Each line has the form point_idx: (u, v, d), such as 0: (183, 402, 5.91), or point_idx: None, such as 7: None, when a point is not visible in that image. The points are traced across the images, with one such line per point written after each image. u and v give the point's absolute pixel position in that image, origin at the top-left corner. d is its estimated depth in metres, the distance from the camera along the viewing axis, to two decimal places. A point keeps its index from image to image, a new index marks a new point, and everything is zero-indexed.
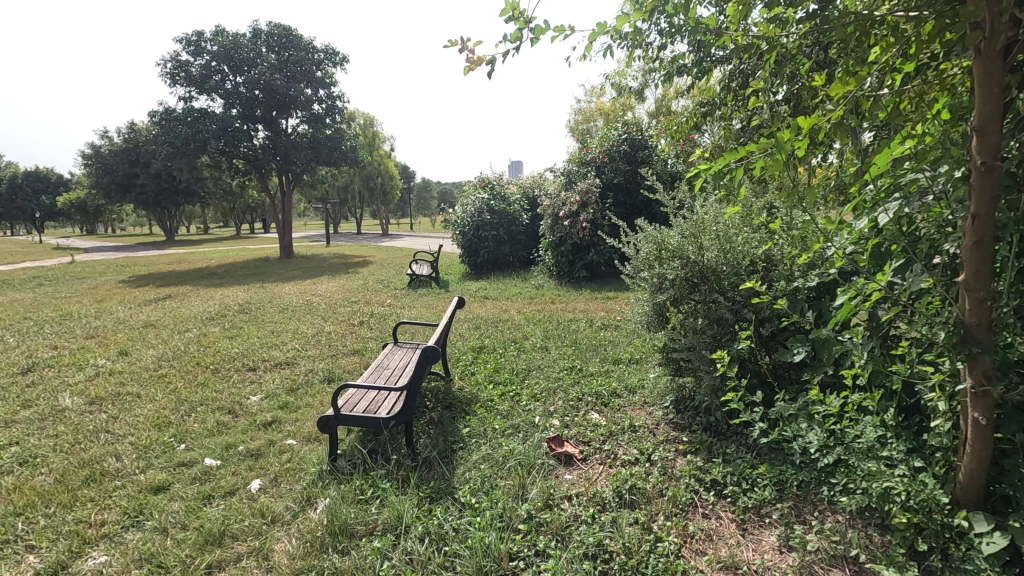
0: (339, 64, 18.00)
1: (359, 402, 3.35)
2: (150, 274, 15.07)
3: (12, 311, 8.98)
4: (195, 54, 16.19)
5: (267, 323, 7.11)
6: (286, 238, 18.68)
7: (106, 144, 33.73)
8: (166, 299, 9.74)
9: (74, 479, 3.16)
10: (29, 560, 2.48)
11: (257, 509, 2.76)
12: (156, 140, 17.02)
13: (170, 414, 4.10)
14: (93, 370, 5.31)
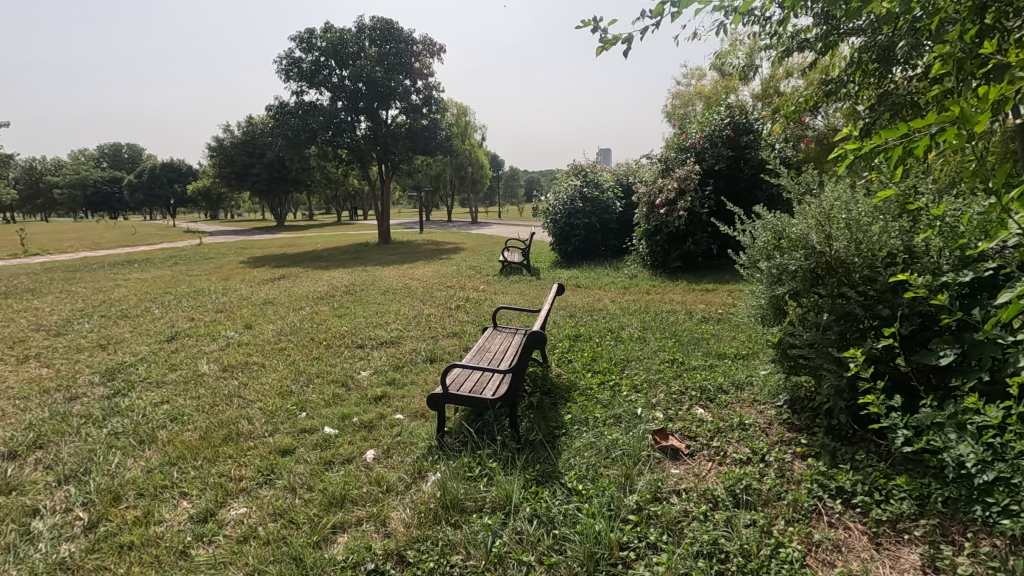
0: (436, 54, 18.39)
1: (465, 383, 3.45)
2: (265, 256, 16.42)
3: (156, 286, 10.14)
4: (307, 51, 17.27)
5: (371, 304, 7.50)
6: (383, 225, 19.56)
7: (228, 137, 37.08)
8: (281, 279, 10.58)
9: (216, 436, 3.52)
10: (183, 505, 2.79)
11: (373, 477, 2.93)
12: (271, 132, 18.44)
13: (291, 384, 4.45)
14: (224, 340, 5.88)
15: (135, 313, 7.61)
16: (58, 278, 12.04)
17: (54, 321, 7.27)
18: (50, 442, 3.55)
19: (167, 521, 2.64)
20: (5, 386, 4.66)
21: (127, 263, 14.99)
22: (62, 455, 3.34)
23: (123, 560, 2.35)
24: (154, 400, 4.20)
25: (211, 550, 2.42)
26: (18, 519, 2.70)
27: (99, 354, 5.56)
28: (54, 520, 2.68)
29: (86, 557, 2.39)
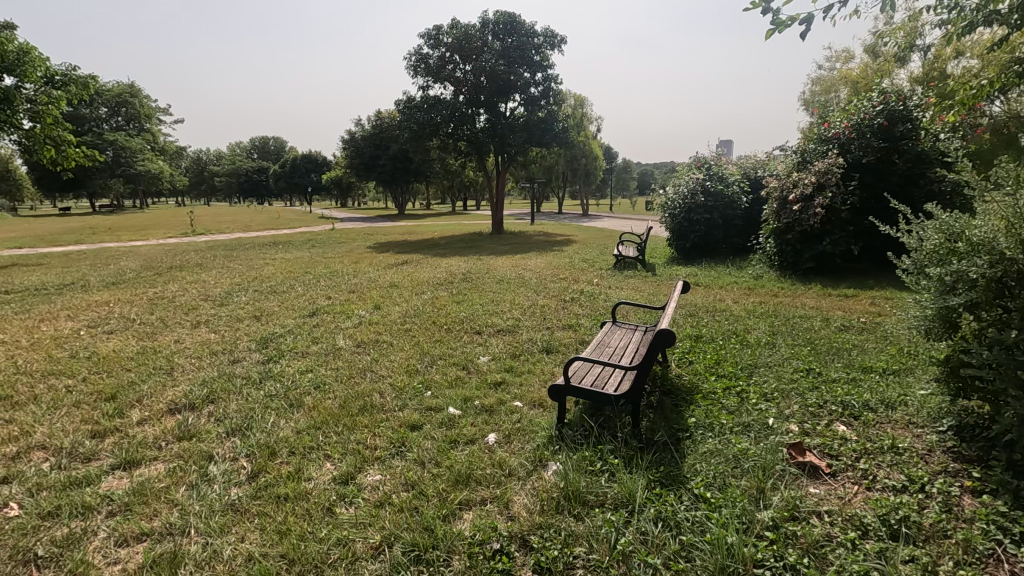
0: (557, 46, 18.35)
1: (586, 376, 3.43)
2: (388, 242, 17.55)
3: (298, 266, 11.24)
4: (434, 47, 18.10)
5: (487, 293, 7.72)
6: (497, 215, 20.04)
7: (359, 130, 40.02)
8: (404, 264, 11.25)
9: (353, 406, 3.83)
10: (327, 466, 3.07)
11: (496, 460, 3.02)
12: (399, 126, 19.63)
13: (417, 363, 4.73)
14: (357, 318, 6.38)
15: (282, 289, 8.49)
16: (219, 255, 13.75)
17: (219, 293, 8.32)
18: (220, 398, 4.08)
19: (315, 479, 2.93)
20: (184, 347, 5.42)
21: (273, 244, 16.74)
22: (230, 411, 3.82)
23: (280, 508, 2.64)
24: (300, 368, 4.67)
25: (352, 511, 2.63)
26: (198, 462, 3.13)
27: (254, 324, 6.28)
28: (226, 466, 3.07)
29: (251, 501, 2.71)
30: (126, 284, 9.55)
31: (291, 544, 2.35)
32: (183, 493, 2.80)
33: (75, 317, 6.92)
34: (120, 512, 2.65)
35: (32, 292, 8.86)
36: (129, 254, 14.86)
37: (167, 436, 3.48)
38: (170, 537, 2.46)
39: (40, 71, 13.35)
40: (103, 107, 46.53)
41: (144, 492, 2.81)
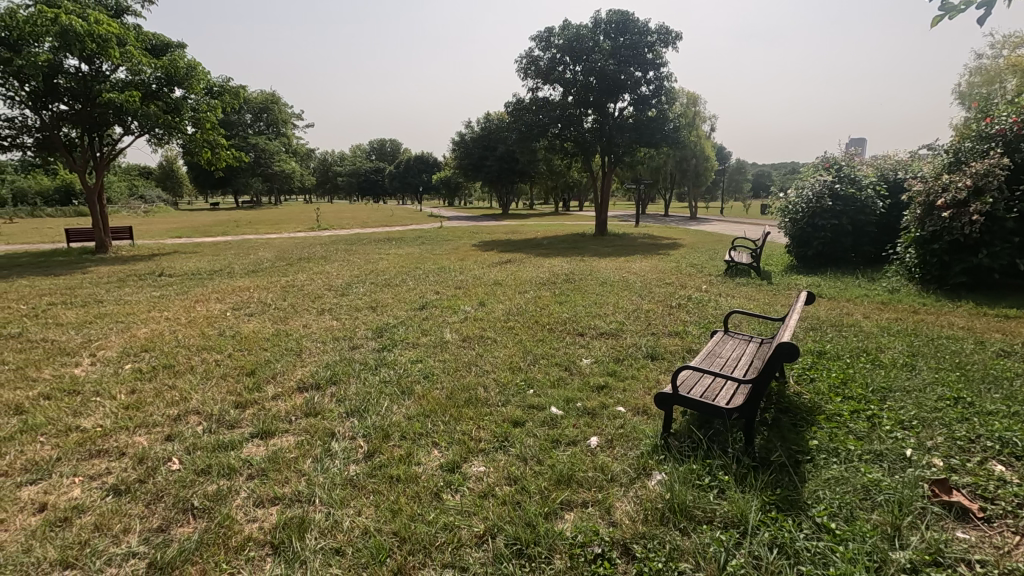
0: (671, 43, 17.70)
1: (696, 387, 3.29)
2: (492, 241, 18.04)
3: (409, 262, 11.89)
4: (544, 49, 18.32)
5: (590, 294, 7.66)
6: (601, 216, 19.81)
7: (469, 132, 41.50)
8: (507, 263, 11.48)
9: (460, 397, 3.99)
10: (435, 453, 3.22)
11: (598, 464, 2.99)
12: (508, 127, 20.07)
13: (520, 360, 4.81)
14: (463, 314, 6.62)
15: (395, 283, 9.04)
16: (341, 249, 14.92)
17: (340, 284, 9.03)
18: (340, 381, 4.43)
19: (424, 464, 3.08)
20: (311, 331, 5.95)
21: (387, 240, 17.84)
22: (349, 393, 4.13)
23: (392, 489, 2.81)
24: (411, 358, 4.94)
25: (458, 498, 2.74)
26: (321, 437, 3.42)
27: (371, 314, 6.74)
28: (345, 444, 3.32)
29: (368, 479, 2.91)
30: (263, 272, 10.67)
31: (403, 523, 2.49)
32: (310, 465, 3.08)
33: (223, 299, 7.87)
34: (258, 476, 2.97)
35: (189, 276, 10.18)
36: (266, 246, 16.56)
37: (296, 411, 3.84)
38: (298, 503, 2.71)
39: (203, 83, 15.27)
40: (249, 114, 52.23)
41: (278, 460, 3.12)
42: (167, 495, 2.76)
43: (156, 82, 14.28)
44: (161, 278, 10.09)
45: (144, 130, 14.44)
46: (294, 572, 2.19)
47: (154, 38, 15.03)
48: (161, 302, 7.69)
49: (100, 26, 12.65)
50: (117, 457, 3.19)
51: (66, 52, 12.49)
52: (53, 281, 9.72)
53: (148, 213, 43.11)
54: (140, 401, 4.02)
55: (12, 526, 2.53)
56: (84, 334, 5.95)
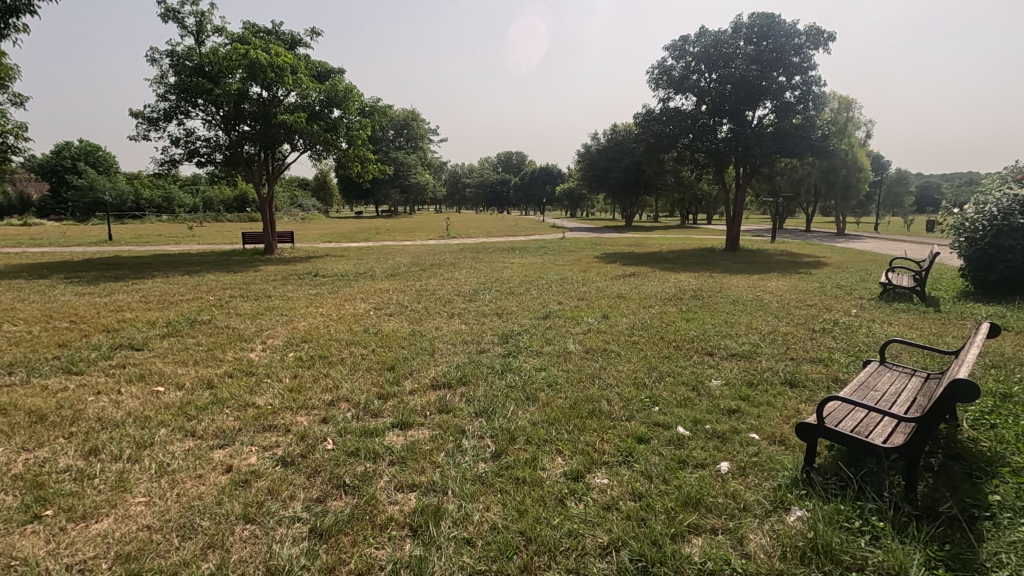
0: (823, 44, 16.28)
1: (845, 420, 3.01)
2: (614, 253, 17.87)
3: (533, 271, 12.18)
4: (678, 58, 17.85)
5: (720, 312, 7.29)
6: (733, 230, 18.72)
7: (596, 144, 41.66)
8: (631, 276, 11.30)
9: (583, 408, 4.02)
10: (559, 460, 3.29)
11: (729, 491, 2.85)
12: (636, 138, 19.78)
13: (644, 376, 4.72)
14: (586, 325, 6.65)
15: (519, 291, 9.32)
16: (469, 257, 15.72)
17: (468, 290, 9.51)
18: (469, 382, 4.67)
19: (549, 469, 3.16)
20: (442, 333, 6.35)
21: (512, 250, 18.41)
22: (477, 394, 4.36)
23: (519, 489, 2.92)
24: (535, 365, 5.07)
25: (581, 507, 2.77)
26: (453, 434, 3.64)
27: (497, 321, 7.03)
28: (474, 442, 3.51)
29: (495, 478, 3.05)
30: (400, 276, 11.56)
31: (529, 524, 2.58)
32: (443, 458, 3.29)
33: (367, 299, 8.68)
34: (398, 463, 3.25)
35: (339, 277, 11.35)
36: (402, 252, 17.93)
37: (431, 406, 4.14)
38: (433, 492, 2.92)
39: (357, 104, 16.98)
40: (392, 130, 56.85)
41: (415, 450, 3.38)
42: (324, 471, 3.12)
43: (319, 104, 16.13)
44: (317, 278, 11.37)
45: (308, 146, 16.38)
46: (431, 555, 2.37)
47: (321, 65, 17.05)
48: (317, 300, 8.66)
49: (279, 58, 14.63)
50: (284, 432, 3.67)
51: (252, 81, 14.61)
52: (233, 277, 11.36)
53: (306, 219, 48.64)
54: (301, 385, 4.59)
55: (207, 480, 3.02)
56: (257, 324, 6.90)
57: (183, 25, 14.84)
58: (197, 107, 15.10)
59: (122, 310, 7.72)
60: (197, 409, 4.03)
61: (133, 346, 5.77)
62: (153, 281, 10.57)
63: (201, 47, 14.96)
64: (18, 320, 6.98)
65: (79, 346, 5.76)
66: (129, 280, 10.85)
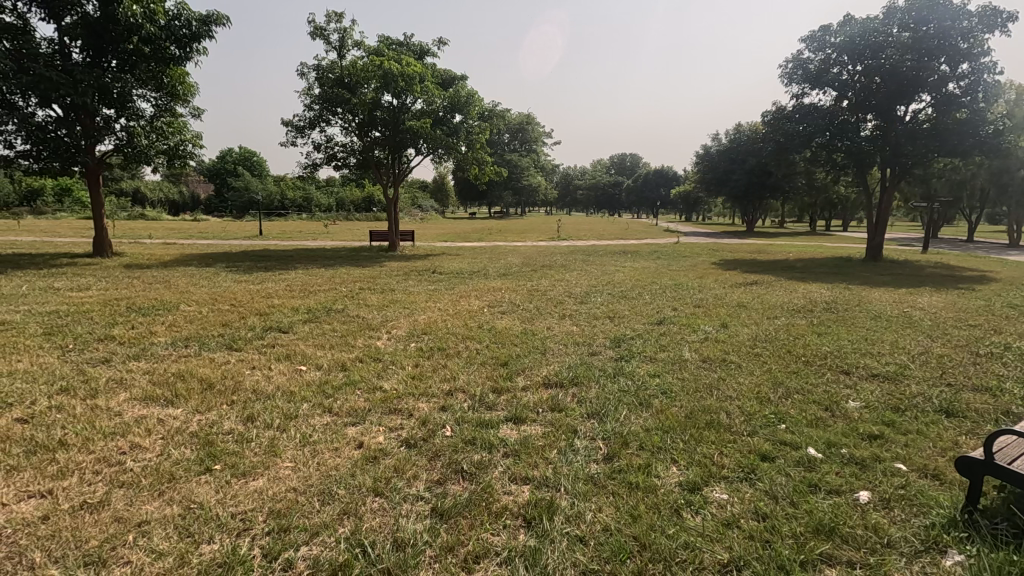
0: (1001, 26, 14.06)
1: (1020, 458, 2.60)
2: (734, 259, 16.88)
3: (646, 276, 11.84)
4: (817, 50, 16.47)
5: (859, 328, 6.61)
6: (875, 238, 16.85)
7: (718, 145, 39.75)
8: (754, 284, 10.61)
9: (701, 419, 3.86)
10: (674, 469, 3.18)
11: (870, 523, 2.59)
12: (765, 138, 18.57)
13: (768, 391, 4.41)
14: (704, 334, 6.35)
15: (632, 295, 9.14)
16: (579, 259, 15.68)
17: (580, 292, 9.49)
18: (582, 383, 4.68)
19: (664, 477, 3.07)
20: (554, 333, 6.41)
21: (624, 253, 18.06)
22: (590, 396, 4.35)
23: (632, 494, 2.87)
24: (649, 371, 4.95)
25: (698, 520, 2.66)
26: (565, 433, 3.67)
27: (609, 324, 6.96)
28: (586, 443, 3.51)
29: (608, 480, 3.03)
30: (512, 276, 11.81)
31: (643, 530, 2.53)
32: (555, 455, 3.33)
33: (481, 297, 8.99)
34: (512, 455, 3.34)
35: (456, 274, 11.88)
36: (514, 252, 18.33)
37: (543, 404, 4.20)
38: (547, 488, 2.97)
39: (478, 109, 17.65)
40: (507, 133, 58.23)
41: (528, 445, 3.46)
42: (443, 456, 3.30)
43: (443, 110, 16.98)
44: (435, 274, 11.99)
45: (431, 151, 17.31)
46: (545, 547, 2.42)
47: (447, 73, 17.98)
48: (435, 295, 9.12)
49: (409, 67, 15.64)
50: (407, 416, 3.93)
51: (384, 90, 15.77)
52: (362, 271, 12.30)
53: (424, 219, 51.52)
54: (422, 374, 4.88)
55: (341, 454, 3.33)
56: (382, 315, 7.44)
57: (328, 41, 16.39)
58: (337, 115, 16.59)
59: (271, 296, 8.71)
60: (333, 388, 4.46)
61: (281, 329, 6.50)
62: (295, 272, 11.76)
63: (342, 60, 16.42)
64: (192, 301, 8.12)
65: (238, 327, 6.58)
66: (276, 270, 12.17)
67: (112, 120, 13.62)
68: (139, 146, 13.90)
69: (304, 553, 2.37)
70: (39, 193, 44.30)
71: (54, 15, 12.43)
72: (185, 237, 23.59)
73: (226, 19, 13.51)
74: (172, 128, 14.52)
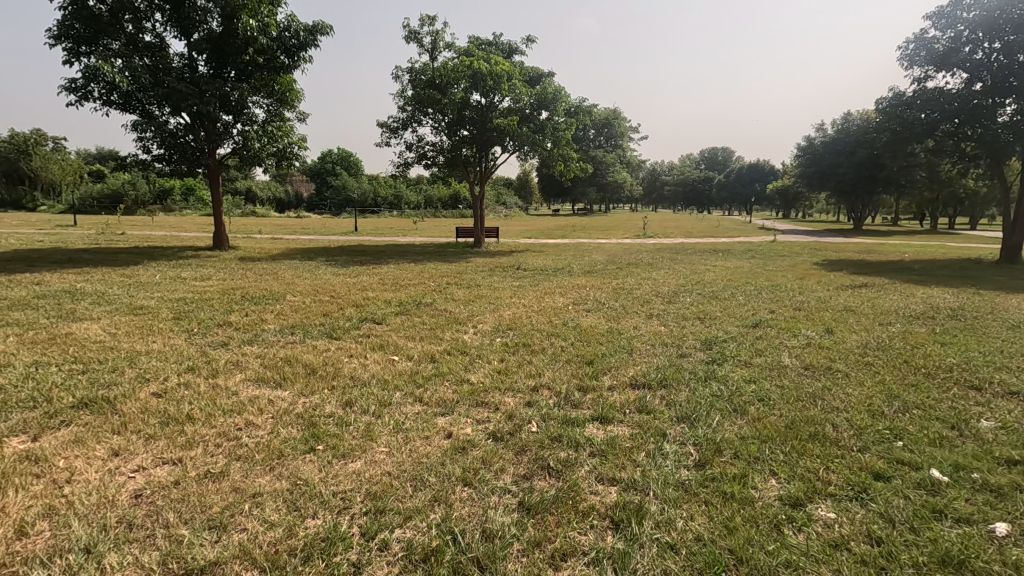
0: None
1: None
2: (840, 260, 15.62)
3: (739, 276, 11.26)
4: (945, 28, 14.76)
5: (991, 338, 5.88)
6: (1013, 238, 14.90)
7: (822, 137, 36.97)
8: (863, 287, 9.76)
9: (803, 430, 3.60)
10: (773, 481, 2.99)
11: (1009, 559, 2.29)
12: (879, 127, 16.99)
13: (882, 405, 4.03)
14: (805, 339, 5.93)
15: (724, 296, 8.73)
16: (666, 257, 15.20)
17: (667, 291, 9.20)
18: (671, 385, 4.53)
19: (762, 490, 2.89)
20: (641, 333, 6.26)
21: (715, 252, 17.29)
22: (679, 399, 4.20)
23: (727, 505, 2.73)
24: (743, 377, 4.69)
25: (802, 539, 2.48)
26: (654, 436, 3.57)
27: (700, 325, 6.69)
28: (676, 448, 3.39)
29: (700, 488, 2.90)
30: (597, 273, 11.66)
31: (740, 544, 2.40)
32: (643, 458, 3.25)
33: (566, 294, 8.97)
34: (599, 455, 3.30)
35: (540, 271, 11.93)
36: (598, 249, 18.07)
37: (630, 405, 4.11)
38: (635, 491, 2.90)
39: (564, 105, 17.58)
40: (593, 130, 57.57)
41: (616, 446, 3.40)
42: (530, 451, 3.32)
43: (530, 107, 17.05)
44: (519, 271, 12.12)
45: (517, 148, 17.41)
46: (634, 551, 2.37)
47: (534, 70, 18.01)
48: (519, 291, 9.21)
49: (498, 66, 15.86)
50: (494, 410, 4.00)
51: (473, 90, 16.11)
52: (449, 266, 12.69)
53: (508, 216, 52.22)
54: (508, 368, 4.95)
55: (432, 442, 3.44)
56: (469, 309, 7.62)
57: (421, 44, 16.99)
58: (428, 116, 17.17)
59: (365, 289, 9.18)
60: (424, 378, 4.64)
61: (375, 319, 6.85)
62: (387, 267, 12.35)
63: (434, 62, 16.95)
64: (296, 292, 8.77)
65: (336, 316, 7.02)
66: (370, 265, 12.82)
67: (230, 126, 14.87)
68: (252, 149, 15.13)
69: (399, 535, 2.48)
70: (169, 192, 49.60)
71: (183, 32, 13.82)
72: (290, 233, 25.48)
73: (330, 29, 14.42)
74: (281, 131, 15.61)
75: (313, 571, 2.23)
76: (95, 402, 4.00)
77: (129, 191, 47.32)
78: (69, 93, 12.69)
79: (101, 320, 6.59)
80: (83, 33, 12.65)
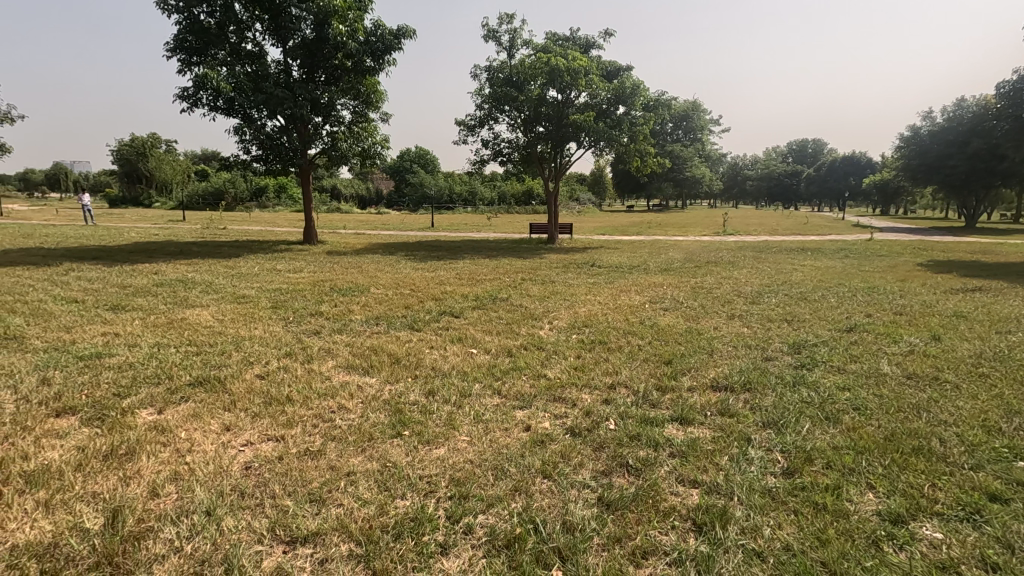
0: None
1: None
2: (950, 260, 14.25)
3: (830, 276, 10.57)
4: None
5: None
6: None
7: (929, 125, 33.86)
8: (976, 291, 8.87)
9: (904, 443, 3.36)
10: (871, 495, 2.82)
11: None
12: (1000, 114, 15.35)
13: (998, 421, 3.67)
14: (907, 345, 5.50)
15: (814, 297, 8.24)
16: (749, 256, 14.52)
17: (750, 291, 8.80)
18: (755, 389, 4.36)
19: (857, 503, 2.73)
20: (722, 334, 6.05)
21: (803, 250, 16.29)
22: (764, 404, 4.04)
23: (819, 515, 2.61)
24: (836, 384, 4.42)
25: (903, 557, 2.33)
26: (737, 440, 3.46)
27: (786, 327, 6.37)
28: (762, 453, 3.27)
29: (788, 496, 2.79)
30: (675, 271, 11.35)
31: (834, 557, 2.30)
32: (725, 462, 3.16)
33: (642, 292, 8.81)
34: (679, 456, 3.25)
35: (615, 269, 11.79)
36: (675, 247, 17.56)
37: (711, 407, 4.00)
38: (718, 494, 2.83)
39: (642, 99, 17.21)
40: (671, 124, 55.83)
41: (697, 448, 3.33)
42: (608, 448, 3.33)
43: (607, 102, 16.86)
44: (594, 267, 12.06)
45: (592, 144, 17.23)
46: (718, 555, 2.33)
47: (613, 64, 17.78)
48: (594, 288, 9.16)
49: (576, 62, 15.78)
50: (572, 405, 4.03)
51: (550, 86, 16.13)
52: (523, 261, 12.85)
53: (582, 212, 51.75)
54: (584, 365, 4.96)
55: (512, 434, 3.53)
56: (544, 305, 7.68)
57: (500, 42, 17.21)
58: (504, 113, 17.37)
59: (443, 283, 9.48)
60: (501, 372, 4.75)
61: (453, 313, 7.07)
62: (464, 262, 12.67)
63: (512, 59, 17.12)
64: (379, 285, 9.20)
65: (417, 309, 7.30)
66: (447, 260, 13.17)
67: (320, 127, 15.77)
68: (340, 149, 15.95)
69: (482, 520, 2.57)
70: (264, 189, 53.28)
71: (280, 40, 14.81)
72: (371, 228, 26.63)
73: (413, 33, 14.93)
74: (366, 131, 16.35)
75: (404, 547, 2.37)
76: (209, 381, 4.43)
77: (230, 188, 51.28)
78: (183, 101, 13.98)
79: (210, 306, 7.25)
80: (195, 45, 13.87)
